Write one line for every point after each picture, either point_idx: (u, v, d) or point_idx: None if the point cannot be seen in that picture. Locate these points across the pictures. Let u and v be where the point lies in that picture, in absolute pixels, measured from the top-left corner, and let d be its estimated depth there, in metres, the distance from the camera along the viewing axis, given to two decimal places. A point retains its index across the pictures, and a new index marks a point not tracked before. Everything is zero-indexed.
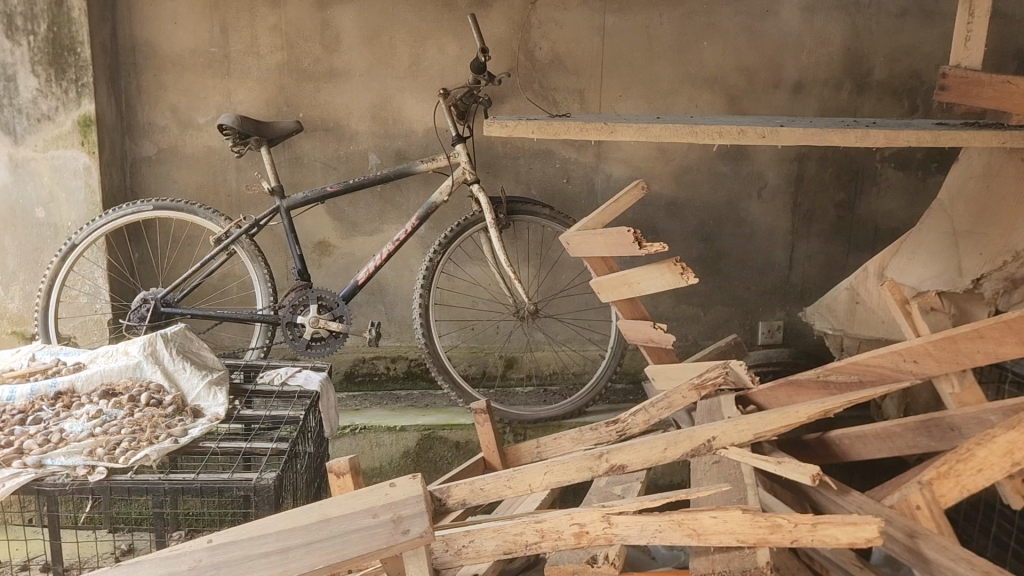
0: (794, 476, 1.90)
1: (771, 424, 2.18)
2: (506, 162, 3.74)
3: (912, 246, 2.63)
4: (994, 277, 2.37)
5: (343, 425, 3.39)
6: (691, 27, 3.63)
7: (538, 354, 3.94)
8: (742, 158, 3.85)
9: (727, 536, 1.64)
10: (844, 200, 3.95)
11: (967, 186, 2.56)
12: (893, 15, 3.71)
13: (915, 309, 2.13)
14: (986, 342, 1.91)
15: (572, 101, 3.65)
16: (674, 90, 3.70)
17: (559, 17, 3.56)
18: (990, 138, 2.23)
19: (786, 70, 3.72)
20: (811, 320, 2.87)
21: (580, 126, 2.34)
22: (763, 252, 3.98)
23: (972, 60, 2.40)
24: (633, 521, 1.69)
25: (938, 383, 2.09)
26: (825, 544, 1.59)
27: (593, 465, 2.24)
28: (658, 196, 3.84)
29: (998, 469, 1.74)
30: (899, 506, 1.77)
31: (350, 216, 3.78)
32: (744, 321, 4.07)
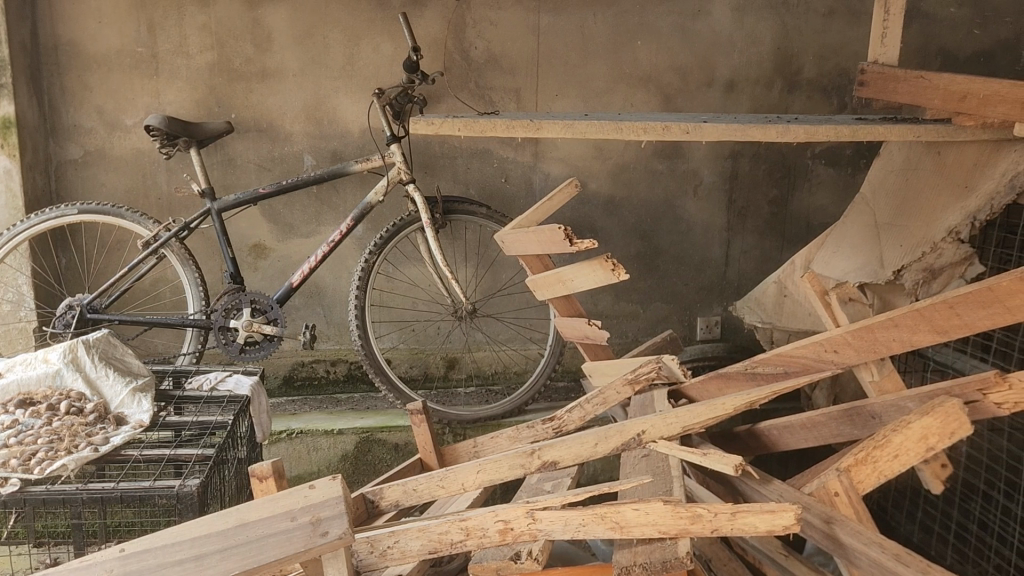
0: (718, 467, 1.92)
1: (699, 417, 2.21)
2: (443, 162, 3.72)
3: (837, 240, 2.68)
4: (914, 268, 2.41)
5: (278, 430, 3.32)
6: (625, 26, 3.66)
7: (479, 354, 3.93)
8: (677, 155, 3.88)
9: (649, 528, 1.64)
10: (777, 196, 4.02)
11: (889, 179, 2.62)
12: (821, 15, 3.79)
13: (835, 300, 2.15)
14: (901, 331, 1.90)
15: (508, 100, 3.65)
16: (610, 89, 3.72)
17: (494, 17, 3.56)
18: (905, 133, 2.26)
19: (719, 69, 3.77)
20: (741, 313, 2.90)
21: (506, 123, 2.36)
22: (700, 248, 4.03)
23: (888, 57, 2.47)
24: (556, 516, 1.69)
25: (858, 371, 2.11)
26: (743, 533, 1.61)
27: (525, 462, 2.24)
28: (596, 194, 3.86)
29: (913, 455, 1.76)
30: (818, 493, 1.79)
31: (286, 218, 3.72)
32: (682, 317, 4.11)
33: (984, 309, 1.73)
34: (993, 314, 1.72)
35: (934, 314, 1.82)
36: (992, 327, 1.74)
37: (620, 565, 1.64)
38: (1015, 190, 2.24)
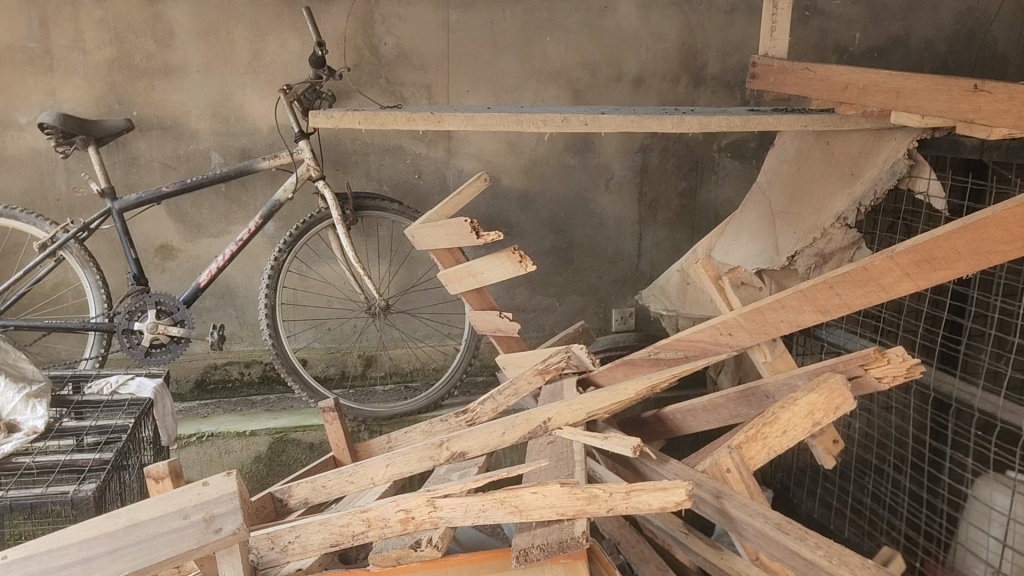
0: (617, 449, 1.97)
1: (603, 403, 2.26)
2: (355, 159, 3.69)
3: (736, 228, 2.78)
4: (807, 253, 2.49)
5: (187, 434, 3.24)
6: (533, 22, 3.69)
7: (396, 352, 3.91)
8: (589, 150, 3.94)
9: (548, 510, 1.67)
10: (686, 188, 4.11)
11: (782, 169, 2.72)
12: (723, 12, 3.90)
13: (727, 284, 2.26)
14: (787, 312, 1.97)
15: (420, 96, 3.65)
16: (520, 84, 3.74)
17: (403, 12, 3.54)
18: (793, 123, 2.32)
19: (626, 65, 3.84)
20: (647, 302, 2.96)
21: (407, 116, 2.33)
22: (613, 241, 4.09)
23: (778, 50, 2.57)
24: (456, 503, 1.71)
25: (752, 353, 2.19)
26: (638, 511, 1.64)
27: (435, 454, 2.24)
28: (509, 189, 3.89)
29: (801, 430, 1.84)
30: (711, 470, 1.84)
31: (194, 218, 3.64)
32: (598, 309, 4.18)
33: (859, 287, 1.79)
34: (869, 292, 1.78)
35: (816, 294, 1.87)
36: (869, 304, 1.79)
37: (519, 548, 1.66)
38: (896, 175, 2.33)
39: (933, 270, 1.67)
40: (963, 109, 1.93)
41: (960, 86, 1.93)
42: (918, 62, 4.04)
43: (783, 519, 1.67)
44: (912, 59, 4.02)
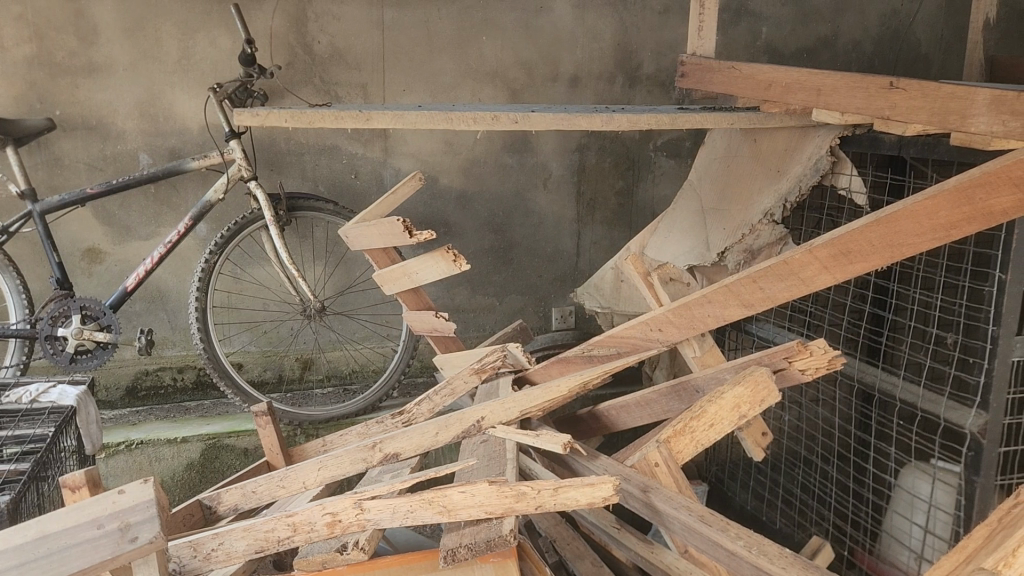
0: (548, 446, 1.97)
1: (536, 401, 2.26)
2: (290, 159, 3.64)
3: (669, 225, 2.82)
4: (736, 250, 2.52)
5: (115, 442, 3.14)
6: (469, 22, 3.68)
7: (335, 354, 3.86)
8: (526, 149, 3.94)
9: (476, 509, 1.66)
10: (623, 187, 4.14)
11: (713, 167, 2.77)
12: (656, 12, 3.94)
13: (656, 280, 2.30)
14: (714, 307, 1.99)
15: (355, 95, 3.60)
16: (457, 84, 3.73)
17: (336, 11, 3.50)
18: (720, 120, 2.33)
19: (562, 64, 3.86)
20: (581, 300, 2.96)
21: (334, 114, 2.29)
22: (551, 240, 4.10)
23: (706, 49, 2.60)
24: (383, 505, 1.69)
25: (682, 348, 2.22)
26: (566, 507, 1.64)
27: (367, 456, 2.21)
28: (447, 189, 3.87)
29: (727, 423, 1.86)
30: (639, 465, 1.86)
31: (122, 220, 3.54)
32: (538, 308, 4.19)
33: (781, 281, 1.81)
34: (790, 286, 1.80)
35: (741, 289, 1.89)
36: (791, 298, 1.81)
37: (446, 548, 1.65)
38: (819, 172, 2.36)
39: (849, 262, 1.70)
40: (881, 106, 1.97)
41: (877, 84, 1.97)
42: (846, 62, 4.14)
43: (706, 511, 1.65)
44: (841, 59, 4.12)
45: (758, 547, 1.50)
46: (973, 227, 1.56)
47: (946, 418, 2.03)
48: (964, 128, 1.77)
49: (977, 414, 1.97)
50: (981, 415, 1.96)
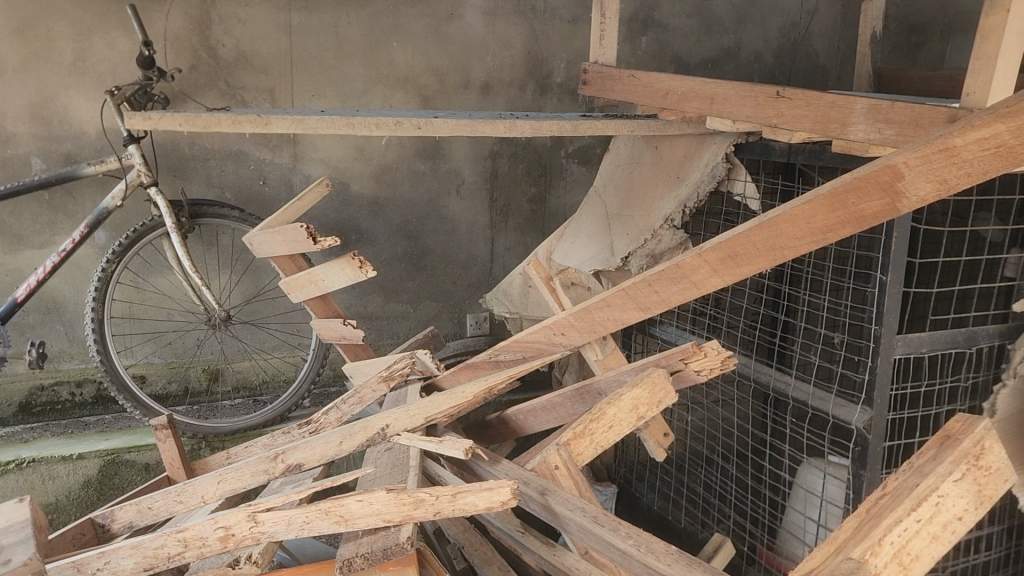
0: (450, 451, 1.97)
1: (441, 407, 2.25)
2: (195, 164, 3.54)
3: (576, 231, 2.88)
4: (638, 254, 2.57)
5: (5, 461, 2.99)
6: (379, 27, 3.65)
7: (244, 364, 3.76)
8: (438, 155, 3.92)
9: (374, 517, 1.64)
10: (536, 194, 4.17)
11: (617, 173, 2.83)
12: (566, 21, 3.98)
13: (558, 285, 2.38)
14: (613, 310, 2.03)
15: (262, 100, 3.54)
16: (367, 89, 3.69)
17: (241, 13, 3.42)
18: (621, 127, 2.35)
19: (473, 71, 3.86)
20: (490, 305, 2.97)
21: (231, 118, 2.21)
22: (465, 247, 4.10)
23: (608, 57, 2.65)
24: (279, 516, 1.67)
25: (584, 351, 2.29)
26: (466, 512, 1.64)
27: (269, 467, 2.16)
28: (358, 196, 3.82)
29: (626, 424, 1.90)
30: (540, 468, 1.86)
31: (13, 228, 3.37)
32: (452, 314, 4.19)
33: (676, 284, 1.82)
34: (683, 288, 1.81)
35: (638, 292, 1.92)
36: (685, 301, 1.83)
37: (343, 558, 1.61)
38: (716, 178, 2.40)
39: (737, 266, 1.69)
40: (768, 114, 2.04)
41: (764, 93, 2.04)
42: (749, 73, 4.28)
43: (601, 512, 1.67)
44: (743, 70, 4.25)
45: (648, 545, 1.53)
46: (849, 231, 1.49)
47: (835, 415, 2.11)
48: (844, 135, 1.85)
49: (863, 410, 2.06)
50: (867, 411, 2.05)
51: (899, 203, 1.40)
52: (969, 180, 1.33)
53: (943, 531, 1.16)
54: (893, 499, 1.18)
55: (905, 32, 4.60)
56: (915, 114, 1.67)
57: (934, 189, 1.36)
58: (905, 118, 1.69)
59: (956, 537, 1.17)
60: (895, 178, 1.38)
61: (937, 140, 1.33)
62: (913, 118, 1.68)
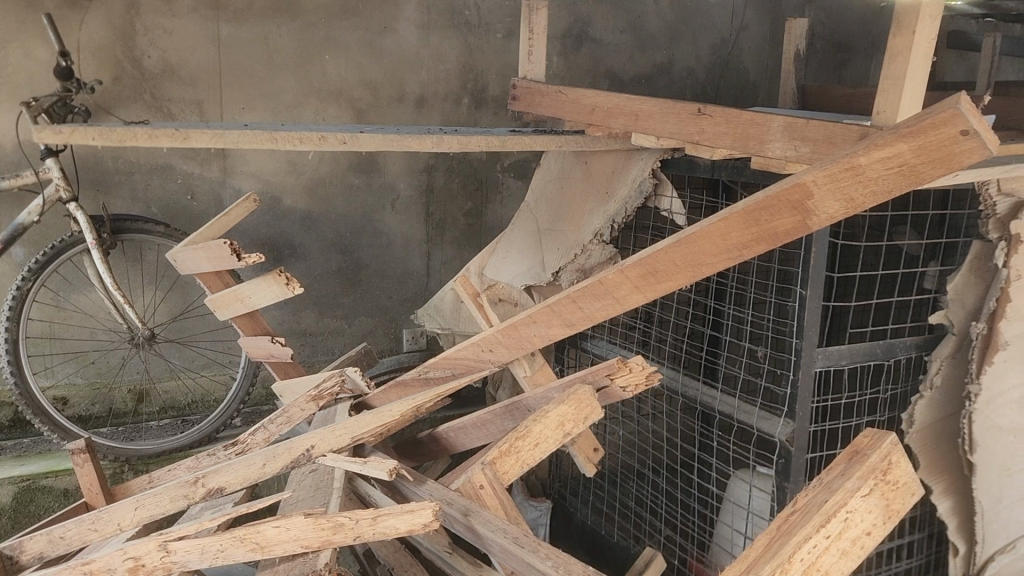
0: (374, 473, 1.94)
1: (368, 426, 2.22)
2: (118, 178, 3.44)
3: (507, 246, 2.89)
4: (569, 269, 2.62)
5: None
6: (311, 39, 3.59)
7: (172, 384, 3.65)
8: (373, 169, 3.87)
9: (291, 544, 1.60)
10: (471, 208, 4.16)
11: (547, 188, 2.83)
12: (501, 36, 3.99)
13: (485, 301, 2.39)
14: (539, 327, 2.03)
15: (190, 112, 3.45)
16: (299, 102, 3.63)
17: (167, 24, 3.34)
18: (549, 143, 2.35)
19: (408, 84, 3.83)
20: (422, 321, 2.95)
21: (148, 132, 2.08)
22: (401, 261, 4.06)
23: (536, 72, 2.66)
24: (192, 544, 1.62)
25: (513, 368, 2.29)
26: (386, 536, 1.60)
27: (188, 492, 2.07)
28: (290, 210, 3.75)
29: (552, 441, 1.89)
30: (465, 488, 1.83)
31: None
32: (388, 330, 4.14)
33: (598, 301, 1.83)
34: (606, 305, 1.82)
35: (562, 308, 1.92)
36: (607, 316, 1.84)
37: None
38: (643, 194, 2.42)
39: (657, 282, 1.70)
40: (690, 130, 2.06)
41: (686, 110, 2.07)
42: (681, 88, 4.33)
43: (522, 532, 1.65)
44: (676, 86, 4.31)
45: (566, 567, 1.51)
46: (762, 248, 1.51)
47: (758, 428, 2.13)
48: (762, 152, 1.88)
49: (785, 423, 2.08)
50: (789, 424, 2.07)
51: (809, 220, 1.42)
52: (875, 198, 1.35)
53: (852, 546, 1.18)
54: (803, 515, 1.19)
55: (831, 50, 4.73)
56: (828, 132, 1.71)
57: (842, 208, 1.38)
58: (819, 136, 1.73)
59: (864, 552, 1.18)
60: (804, 196, 1.41)
61: (843, 159, 1.34)
62: (826, 136, 1.71)
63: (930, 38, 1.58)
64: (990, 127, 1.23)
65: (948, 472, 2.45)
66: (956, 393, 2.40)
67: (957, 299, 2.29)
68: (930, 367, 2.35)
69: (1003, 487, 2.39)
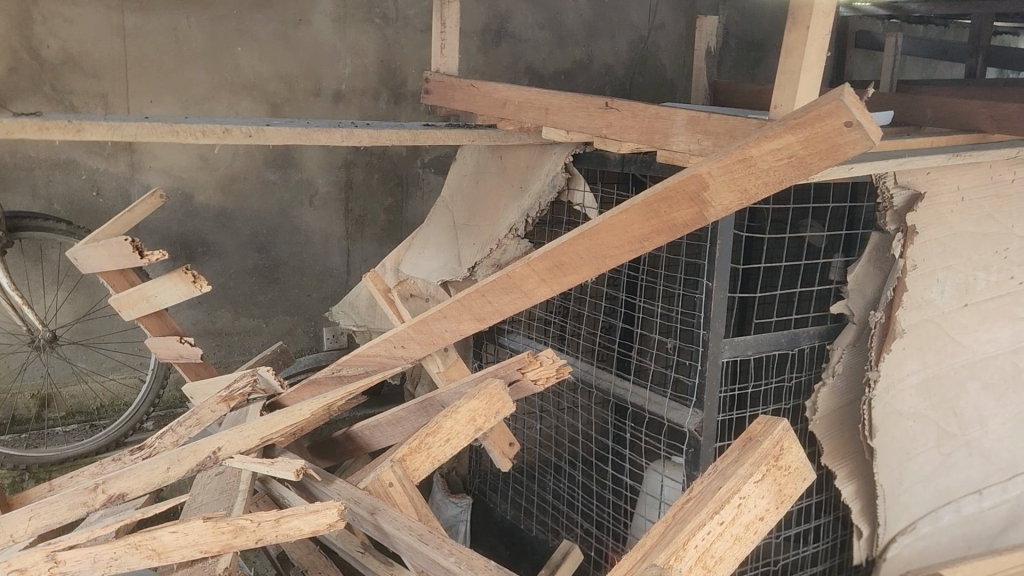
0: (280, 473, 1.89)
1: (278, 426, 2.16)
2: (17, 174, 3.28)
3: (423, 241, 2.87)
4: (485, 265, 2.60)
5: None
6: (222, 31, 3.49)
7: (78, 387, 3.51)
8: (289, 164, 3.79)
9: (189, 549, 1.55)
10: (392, 204, 4.11)
11: (463, 183, 2.81)
12: (420, 30, 3.95)
13: (396, 297, 2.37)
14: (449, 322, 2.01)
15: (94, 105, 3.31)
16: (211, 96, 3.53)
17: (68, 13, 3.20)
18: (461, 137, 2.33)
19: (325, 79, 3.76)
20: (337, 319, 2.90)
21: (36, 124, 1.95)
22: (320, 258, 3.98)
23: (449, 66, 2.63)
24: (82, 554, 1.56)
25: (426, 363, 2.27)
26: (289, 538, 1.55)
27: (87, 499, 1.98)
28: (204, 207, 3.64)
29: (463, 437, 1.88)
30: (373, 487, 1.79)
31: None
32: (308, 328, 4.05)
33: (506, 295, 1.83)
34: (514, 299, 1.82)
35: (471, 303, 1.92)
36: (516, 311, 1.84)
37: None
38: (556, 188, 2.42)
39: (563, 275, 1.70)
40: (599, 125, 2.08)
41: (594, 104, 2.08)
42: (601, 85, 4.37)
43: (427, 529, 1.63)
44: (596, 82, 4.34)
45: (469, 563, 1.51)
46: (663, 239, 1.53)
47: (668, 418, 2.17)
48: (667, 146, 1.90)
49: (694, 413, 2.12)
50: (698, 414, 2.11)
51: (705, 211, 1.44)
52: (767, 189, 1.37)
53: (745, 532, 1.20)
54: (697, 503, 1.20)
55: (744, 49, 4.84)
56: (728, 125, 1.73)
57: (736, 199, 1.40)
58: (719, 130, 1.76)
59: (757, 537, 1.20)
60: (700, 187, 1.42)
61: (735, 150, 1.36)
62: (727, 129, 1.73)
63: (823, 35, 1.62)
64: (873, 119, 1.26)
65: (851, 458, 2.55)
66: (857, 381, 2.48)
67: (856, 289, 2.36)
68: (832, 355, 2.43)
69: (902, 471, 2.49)
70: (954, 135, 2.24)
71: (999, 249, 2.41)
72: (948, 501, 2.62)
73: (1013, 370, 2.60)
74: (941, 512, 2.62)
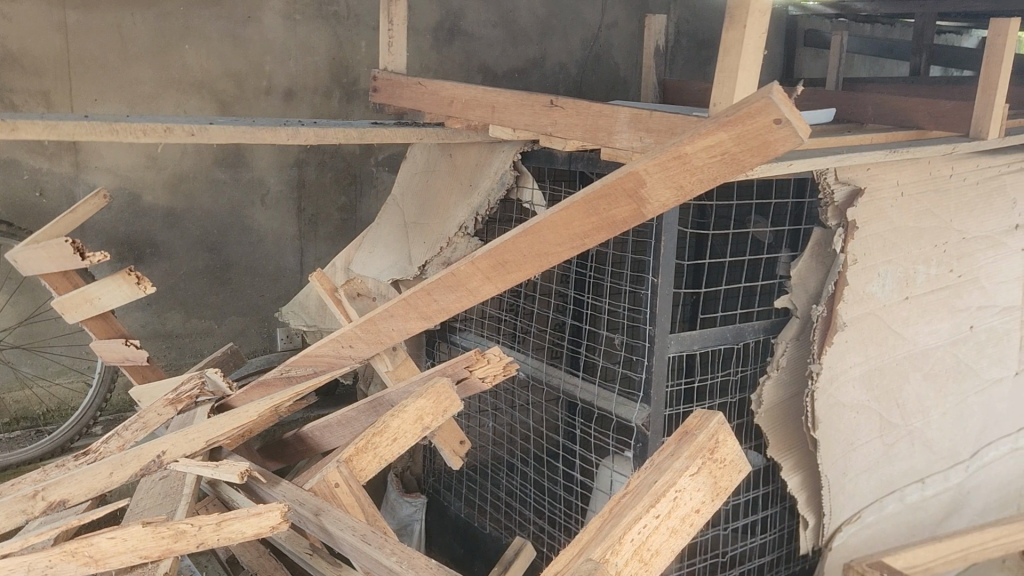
0: (225, 476, 1.86)
1: (223, 428, 2.13)
2: None
3: (373, 239, 2.86)
4: (435, 264, 2.62)
5: None
6: (168, 28, 3.44)
7: (24, 393, 3.43)
8: (240, 163, 3.74)
9: (128, 555, 1.52)
10: (346, 203, 4.08)
11: (413, 180, 2.80)
12: (371, 27, 3.93)
13: (343, 297, 2.35)
14: (397, 321, 2.01)
15: (36, 103, 3.23)
16: (157, 94, 3.47)
17: (7, 10, 3.12)
18: (409, 135, 2.32)
19: (275, 77, 3.71)
20: (287, 319, 2.87)
21: None
22: (272, 258, 3.94)
23: (397, 64, 2.62)
24: (16, 562, 1.53)
25: (375, 363, 2.26)
26: (231, 541, 1.54)
27: (26, 507, 1.92)
28: (152, 207, 3.58)
29: (410, 436, 1.87)
30: (319, 488, 1.78)
31: None
32: (261, 329, 4.01)
33: (451, 293, 1.83)
34: (460, 297, 1.82)
35: (417, 302, 1.91)
36: (462, 309, 1.85)
37: None
38: (504, 185, 2.42)
39: (507, 273, 1.71)
40: (544, 122, 2.09)
41: (540, 102, 2.09)
42: (554, 83, 4.38)
43: (371, 530, 1.63)
44: (549, 80, 4.35)
45: (411, 562, 1.51)
46: (602, 236, 1.54)
47: (616, 413, 2.19)
48: (610, 143, 1.92)
49: (641, 408, 2.14)
50: (645, 409, 2.14)
51: (643, 209, 1.46)
52: (702, 186, 1.39)
53: (680, 525, 1.21)
54: (633, 497, 1.21)
55: (695, 48, 4.90)
56: (669, 123, 1.75)
57: (672, 195, 1.42)
58: (660, 127, 1.77)
59: (693, 529, 1.22)
60: (638, 185, 1.44)
61: (671, 148, 1.38)
62: (668, 127, 1.75)
63: (760, 33, 1.64)
64: (802, 117, 1.28)
65: (797, 450, 2.59)
66: (802, 373, 2.52)
67: (799, 284, 2.40)
68: (777, 349, 2.47)
69: (847, 461, 2.54)
70: (893, 132, 2.29)
71: (938, 243, 2.47)
72: (892, 490, 2.68)
73: (952, 362, 2.67)
74: (885, 501, 2.68)
